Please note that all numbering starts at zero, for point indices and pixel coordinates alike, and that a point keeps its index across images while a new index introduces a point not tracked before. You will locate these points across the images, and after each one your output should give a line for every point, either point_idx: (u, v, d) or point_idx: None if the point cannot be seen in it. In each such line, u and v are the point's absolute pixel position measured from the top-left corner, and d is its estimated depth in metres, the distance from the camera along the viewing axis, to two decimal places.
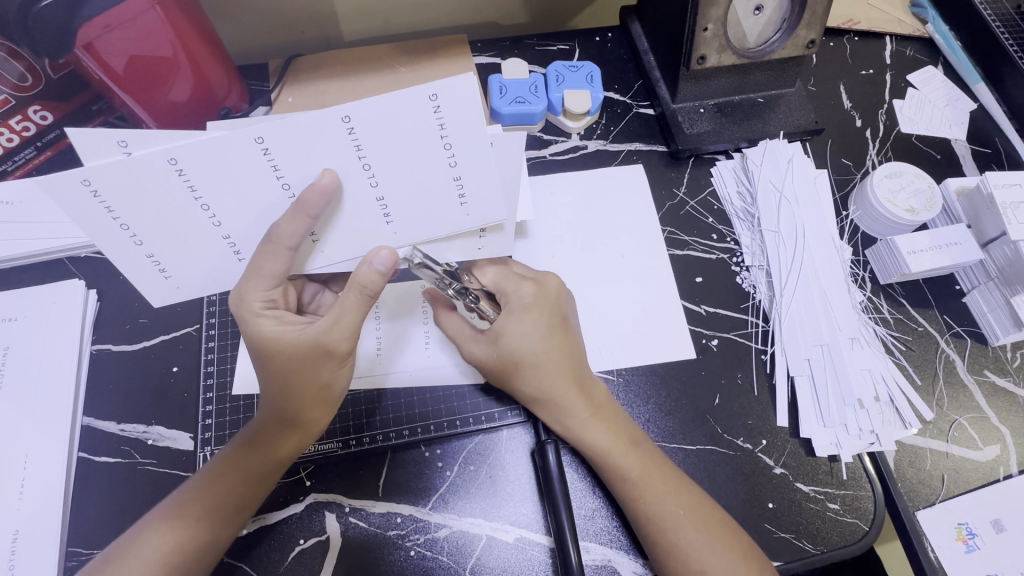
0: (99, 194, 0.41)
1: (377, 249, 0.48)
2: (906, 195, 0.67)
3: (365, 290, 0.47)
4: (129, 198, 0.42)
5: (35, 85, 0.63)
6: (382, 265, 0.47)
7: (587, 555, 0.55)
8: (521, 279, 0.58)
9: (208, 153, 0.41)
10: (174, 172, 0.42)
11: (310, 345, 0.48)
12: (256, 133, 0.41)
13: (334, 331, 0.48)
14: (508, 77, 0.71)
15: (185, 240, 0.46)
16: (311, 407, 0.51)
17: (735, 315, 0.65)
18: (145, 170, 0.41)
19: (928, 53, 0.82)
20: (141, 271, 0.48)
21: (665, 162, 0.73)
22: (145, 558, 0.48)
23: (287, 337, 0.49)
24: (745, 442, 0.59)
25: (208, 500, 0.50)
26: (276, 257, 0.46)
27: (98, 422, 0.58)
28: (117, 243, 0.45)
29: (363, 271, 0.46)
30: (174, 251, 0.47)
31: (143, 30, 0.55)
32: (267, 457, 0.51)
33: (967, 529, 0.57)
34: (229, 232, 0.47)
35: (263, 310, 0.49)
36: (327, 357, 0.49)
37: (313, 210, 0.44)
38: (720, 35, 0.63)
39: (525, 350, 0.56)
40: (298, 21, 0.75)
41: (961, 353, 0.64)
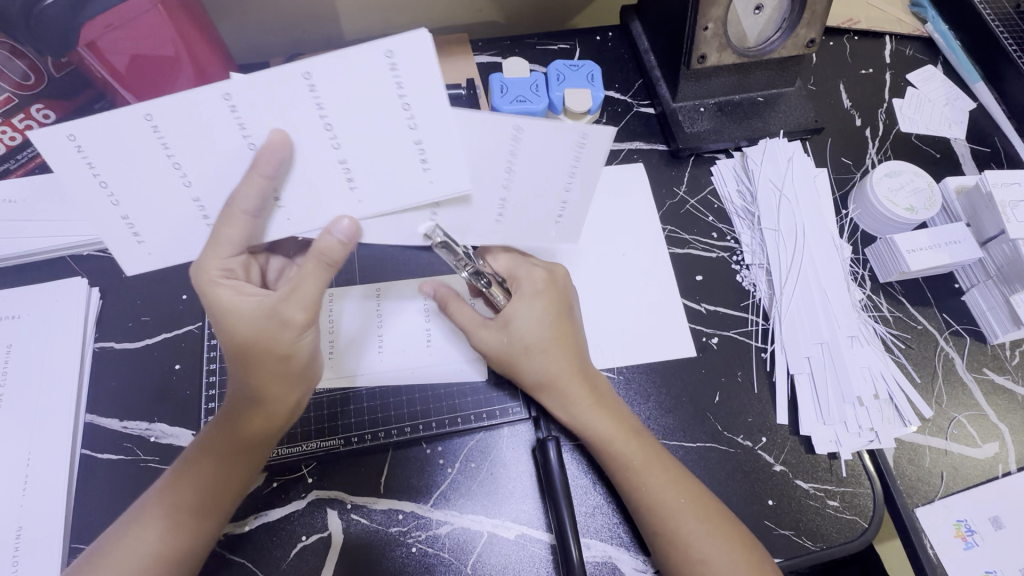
0: (80, 147, 0.44)
1: (337, 219, 0.47)
2: (906, 194, 0.67)
3: (324, 259, 0.46)
4: (105, 150, 0.44)
5: (36, 84, 0.64)
6: (343, 234, 0.47)
7: (588, 551, 0.55)
8: (533, 267, 0.59)
9: (183, 109, 0.44)
10: (149, 127, 0.44)
11: (264, 317, 0.48)
12: (303, 69, 0.43)
13: (291, 300, 0.47)
14: (508, 77, 0.71)
15: (153, 199, 0.47)
16: (274, 384, 0.50)
17: (735, 313, 0.66)
18: (123, 123, 0.43)
19: (927, 53, 0.83)
20: (116, 234, 0.48)
21: (665, 161, 0.73)
22: (127, 552, 0.48)
23: (241, 308, 0.48)
24: (745, 439, 0.60)
25: (186, 489, 0.50)
26: (231, 221, 0.46)
27: (101, 420, 0.58)
28: (95, 203, 0.46)
29: (323, 241, 0.46)
30: (145, 213, 0.48)
31: (145, 28, 0.55)
32: (235, 436, 0.51)
33: (966, 526, 0.58)
34: (199, 194, 0.47)
35: (220, 278, 0.48)
36: (283, 327, 0.48)
37: (268, 170, 0.44)
38: (720, 34, 0.64)
39: (535, 336, 0.56)
40: (299, 20, 0.75)
41: (960, 352, 0.65)
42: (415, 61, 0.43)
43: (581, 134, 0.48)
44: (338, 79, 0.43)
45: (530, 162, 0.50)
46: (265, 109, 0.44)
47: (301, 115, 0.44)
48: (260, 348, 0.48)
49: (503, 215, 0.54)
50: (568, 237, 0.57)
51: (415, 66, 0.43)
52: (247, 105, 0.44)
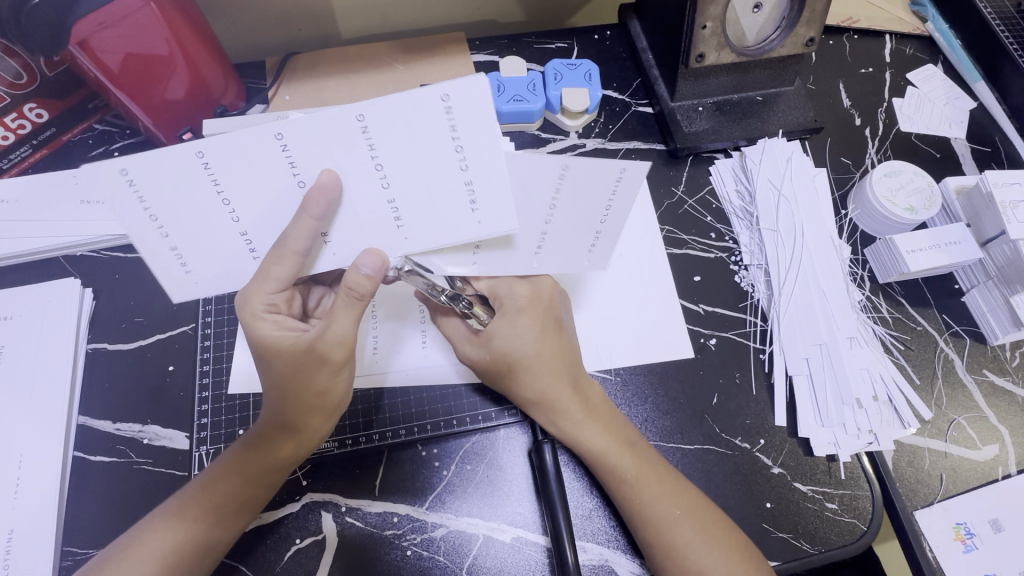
0: (134, 184, 0.41)
1: (365, 252, 0.46)
2: (906, 194, 0.66)
3: (353, 293, 0.46)
4: (160, 191, 0.42)
5: (29, 83, 0.63)
6: (369, 269, 0.45)
7: (584, 554, 0.54)
8: (516, 281, 0.57)
9: (231, 147, 0.41)
10: (200, 165, 0.42)
11: (306, 352, 0.48)
12: (357, 111, 0.41)
13: (328, 337, 0.47)
14: (506, 76, 0.71)
15: (204, 233, 0.45)
16: (310, 413, 0.51)
17: (733, 314, 0.65)
18: (174, 162, 0.41)
19: (927, 52, 0.82)
20: (161, 264, 0.46)
21: (663, 160, 0.73)
22: (139, 559, 0.48)
23: (283, 342, 0.48)
24: (743, 442, 0.59)
25: (206, 503, 0.50)
26: (281, 260, 0.45)
27: (94, 422, 0.57)
28: (144, 236, 0.44)
29: (349, 277, 0.45)
30: (196, 244, 0.46)
31: (138, 27, 0.55)
32: (266, 460, 0.51)
33: (965, 528, 0.57)
34: (247, 229, 0.46)
35: (264, 313, 0.48)
36: (321, 363, 0.48)
37: (315, 213, 0.43)
38: (718, 33, 0.63)
39: (520, 352, 0.55)
40: (295, 19, 0.75)
41: (959, 353, 0.64)
42: (470, 103, 0.41)
43: (619, 169, 0.48)
44: (387, 119, 0.41)
45: (570, 196, 0.50)
46: (314, 149, 0.42)
47: (351, 150, 0.43)
48: (294, 374, 0.49)
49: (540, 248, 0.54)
50: (598, 264, 0.56)
51: (467, 108, 0.41)
52: (299, 145, 0.42)
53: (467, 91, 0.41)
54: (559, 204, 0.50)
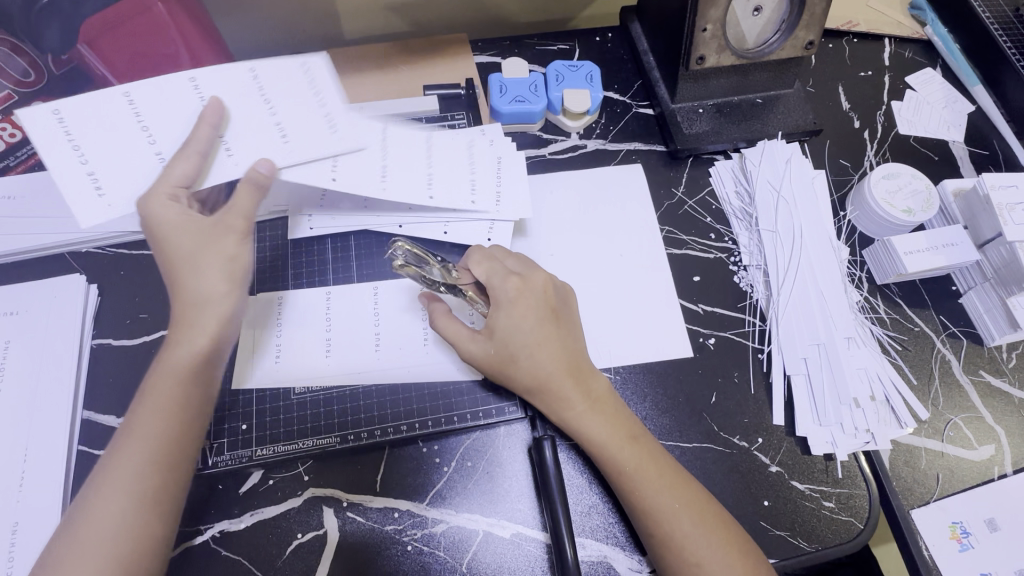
0: (63, 121, 0.53)
1: (257, 161, 0.55)
2: (904, 196, 0.67)
3: (248, 186, 0.54)
4: (83, 121, 0.54)
5: (38, 80, 0.63)
6: (265, 170, 0.54)
7: (583, 551, 0.55)
8: (508, 275, 0.58)
9: (156, 93, 0.56)
10: (126, 104, 0.55)
11: (210, 227, 0.52)
12: (302, 60, 0.60)
13: (229, 220, 0.53)
14: (508, 77, 0.72)
15: (116, 154, 0.54)
16: (212, 279, 0.52)
17: (732, 314, 0.66)
18: (101, 105, 0.54)
19: (926, 55, 0.83)
20: (76, 192, 0.53)
21: (664, 162, 0.73)
22: (93, 510, 0.46)
23: (183, 224, 0.51)
24: (740, 440, 0.60)
25: (146, 428, 0.49)
26: (182, 160, 0.52)
27: (98, 416, 0.58)
28: (67, 164, 0.53)
29: (248, 175, 0.54)
30: (112, 170, 0.54)
31: (146, 26, 0.55)
32: (189, 354, 0.51)
33: (961, 527, 0.58)
34: (161, 149, 0.55)
35: (164, 204, 0.51)
36: (218, 228, 0.53)
37: (213, 121, 0.54)
38: (719, 35, 0.64)
39: (520, 341, 0.56)
40: (300, 19, 0.76)
41: (957, 354, 0.65)
42: (324, 74, 0.60)
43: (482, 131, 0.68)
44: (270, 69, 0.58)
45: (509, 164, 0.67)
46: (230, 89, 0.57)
47: (268, 93, 0.58)
48: (184, 273, 0.52)
49: None
50: None
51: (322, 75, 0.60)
52: (269, 79, 0.58)
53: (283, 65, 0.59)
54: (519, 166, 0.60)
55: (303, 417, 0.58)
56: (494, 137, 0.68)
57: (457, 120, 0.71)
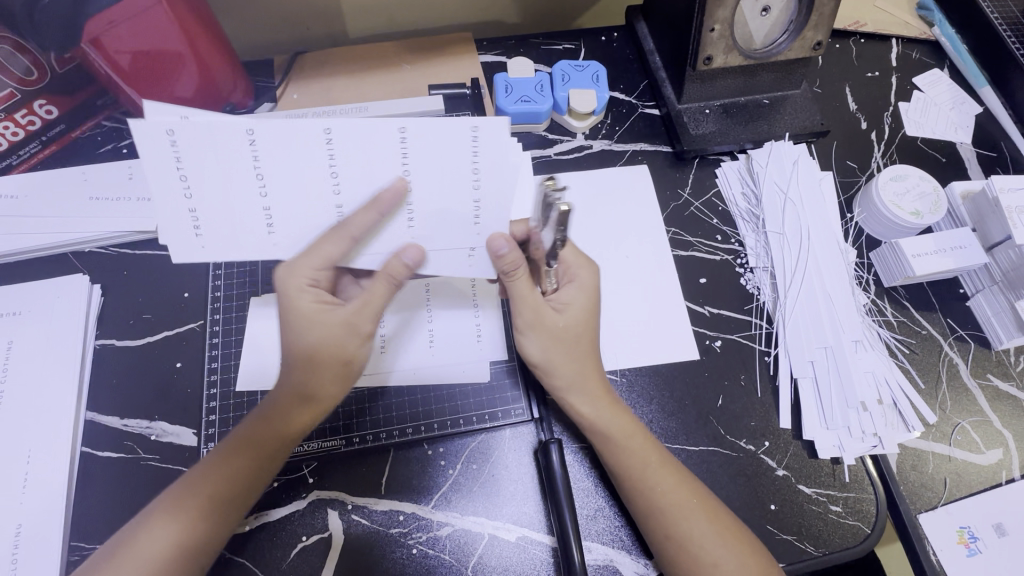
0: (98, 144, 0.42)
1: (405, 246, 0.49)
2: (912, 198, 0.67)
3: (393, 281, 0.49)
4: (201, 150, 0.43)
5: (40, 79, 0.62)
6: (410, 259, 0.48)
7: (589, 554, 0.55)
8: (582, 258, 0.57)
9: (284, 137, 0.43)
10: (246, 140, 0.43)
11: (342, 329, 0.50)
12: (399, 124, 0.44)
13: (362, 316, 0.50)
14: (513, 76, 0.71)
15: (226, 201, 0.45)
16: (329, 381, 0.51)
17: (738, 316, 0.65)
18: (224, 135, 0.43)
19: (933, 56, 0.82)
20: (131, 234, 0.46)
21: (669, 163, 0.73)
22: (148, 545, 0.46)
23: (317, 316, 0.49)
24: (747, 443, 0.59)
25: (220, 477, 0.49)
26: (336, 239, 0.46)
27: (102, 418, 0.58)
28: (167, 194, 0.44)
29: (390, 264, 0.48)
30: (219, 211, 0.46)
31: (150, 25, 0.55)
32: (281, 429, 0.51)
33: (969, 532, 0.58)
34: (271, 204, 0.46)
35: (305, 288, 0.49)
36: (351, 337, 0.50)
37: (385, 208, 0.45)
38: (726, 36, 0.63)
39: (583, 324, 0.55)
40: (304, 18, 0.75)
41: (964, 357, 0.64)
42: (497, 144, 0.45)
43: None
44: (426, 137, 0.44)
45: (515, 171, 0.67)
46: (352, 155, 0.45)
47: (384, 161, 0.45)
48: (305, 367, 0.50)
49: None
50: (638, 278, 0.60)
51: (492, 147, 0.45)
52: (348, 142, 0.44)
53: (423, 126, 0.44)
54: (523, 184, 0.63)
55: None
56: None
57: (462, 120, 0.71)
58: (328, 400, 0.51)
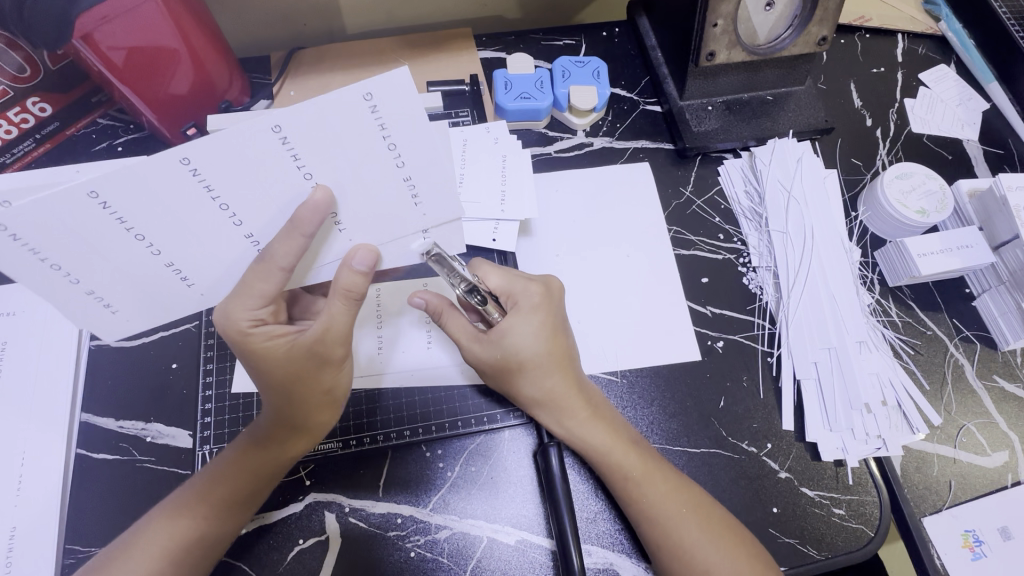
0: (21, 239, 0.37)
1: (354, 248, 0.46)
2: (918, 196, 0.65)
3: (350, 295, 0.46)
4: (53, 236, 0.37)
5: (33, 77, 0.61)
6: (362, 264, 0.46)
7: (589, 558, 0.54)
8: (529, 281, 0.56)
9: (137, 187, 0.37)
10: (97, 205, 0.37)
11: (307, 355, 0.48)
12: (363, 91, 0.35)
13: (326, 338, 0.48)
14: (513, 73, 0.70)
15: (119, 268, 0.42)
16: (318, 410, 0.51)
17: (741, 317, 0.64)
18: (68, 208, 0.36)
19: (939, 51, 0.81)
20: (85, 309, 0.44)
21: (671, 161, 0.72)
22: (143, 555, 0.47)
23: (281, 355, 0.47)
24: (749, 445, 0.59)
25: (212, 498, 0.49)
26: (266, 275, 0.44)
27: (97, 419, 0.57)
28: (132, 257, 0.41)
29: (345, 274, 0.45)
30: (113, 281, 0.43)
31: (142, 21, 0.54)
32: (273, 456, 0.51)
33: (974, 536, 0.57)
34: (171, 258, 0.43)
35: (252, 329, 0.46)
36: (324, 364, 0.49)
37: (308, 228, 0.41)
38: (729, 31, 0.62)
39: (529, 350, 0.54)
40: (301, 15, 0.74)
41: (970, 358, 0.63)
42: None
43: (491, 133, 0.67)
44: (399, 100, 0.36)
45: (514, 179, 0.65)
46: (322, 145, 0.38)
47: (358, 133, 0.38)
48: (290, 393, 0.49)
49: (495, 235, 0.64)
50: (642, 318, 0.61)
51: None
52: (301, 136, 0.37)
53: (392, 87, 0.36)
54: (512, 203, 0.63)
55: None
56: (499, 134, 0.67)
57: (461, 117, 0.70)
58: (319, 428, 0.52)
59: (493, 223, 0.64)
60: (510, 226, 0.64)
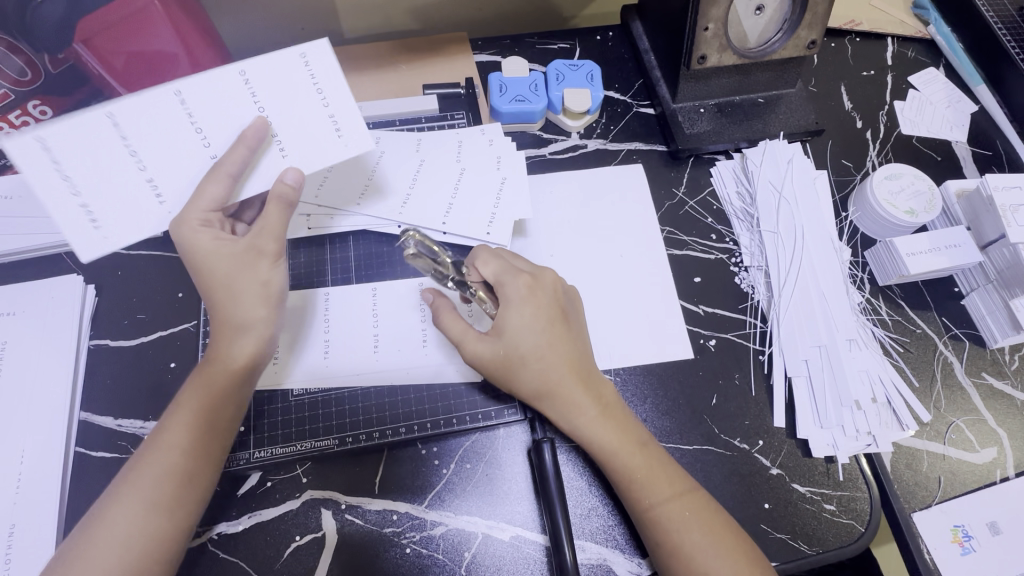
0: (42, 142, 0.47)
1: (285, 169, 0.52)
2: (906, 196, 0.67)
3: (284, 199, 0.51)
4: (73, 148, 0.48)
5: (34, 80, 0.62)
6: (292, 181, 0.51)
7: (583, 554, 0.55)
8: (519, 273, 0.57)
9: (140, 108, 0.49)
10: (110, 124, 0.49)
11: (237, 255, 0.50)
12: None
13: (261, 237, 0.50)
14: (508, 76, 0.71)
15: (116, 184, 0.49)
16: (242, 334, 0.50)
17: (733, 315, 0.65)
18: (84, 123, 0.48)
19: (929, 55, 0.82)
20: (73, 219, 0.48)
21: (665, 162, 0.73)
22: (101, 539, 0.46)
23: (222, 251, 0.49)
24: (742, 442, 0.59)
25: (159, 456, 0.48)
26: (216, 180, 0.49)
27: (96, 418, 0.58)
28: (122, 168, 0.49)
29: (278, 187, 0.50)
30: (108, 198, 0.49)
31: (143, 24, 0.55)
32: (204, 394, 0.50)
33: (963, 531, 0.57)
34: (153, 174, 0.50)
35: (197, 230, 0.49)
36: (256, 259, 0.50)
37: (252, 141, 0.50)
38: (720, 34, 0.63)
39: (529, 346, 0.55)
40: (298, 18, 0.75)
41: (959, 356, 0.64)
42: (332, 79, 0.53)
43: (481, 131, 0.69)
44: None
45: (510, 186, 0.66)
46: None
47: None
48: (223, 300, 0.50)
49: (490, 230, 0.64)
50: (648, 334, 0.64)
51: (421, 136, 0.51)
52: None
53: None
54: (501, 207, 0.65)
55: (300, 417, 0.58)
56: (494, 137, 0.68)
57: (457, 120, 0.71)
58: (244, 357, 0.50)
59: (489, 217, 0.64)
60: (504, 227, 0.64)
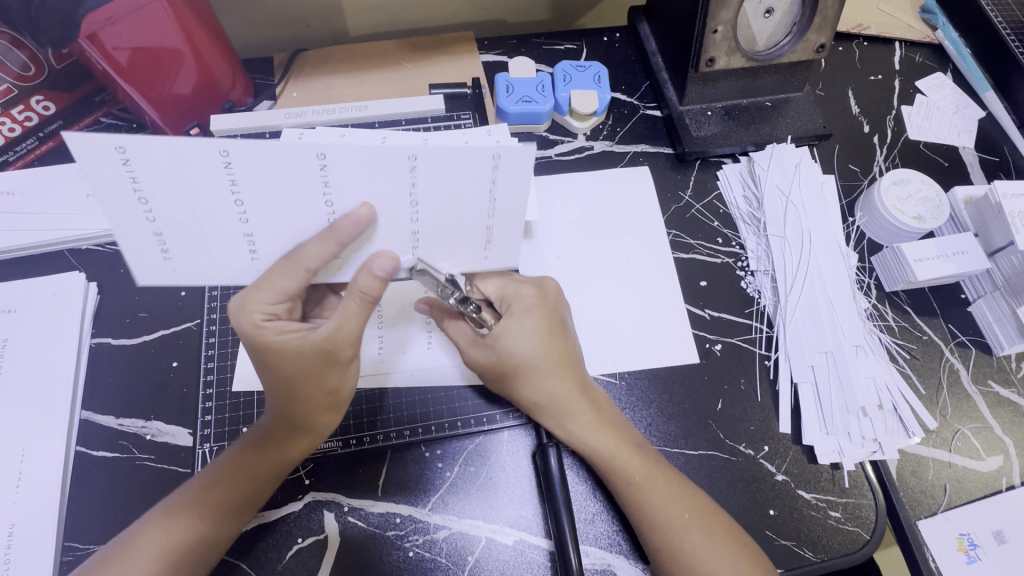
0: (130, 163, 0.39)
1: (377, 254, 0.47)
2: (914, 202, 0.66)
3: (366, 296, 0.46)
4: (159, 177, 0.40)
5: (37, 75, 0.63)
6: (382, 270, 0.46)
7: (587, 559, 0.54)
8: (522, 284, 0.57)
9: (266, 160, 0.40)
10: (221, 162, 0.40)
11: (314, 352, 0.48)
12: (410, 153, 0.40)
13: (339, 336, 0.48)
14: (514, 76, 0.70)
15: (201, 224, 0.43)
16: (320, 412, 0.51)
17: (738, 320, 0.65)
18: (194, 154, 0.39)
19: (937, 60, 0.82)
20: (144, 246, 0.44)
21: (671, 164, 0.72)
22: (141, 554, 0.47)
23: (301, 355, 0.48)
24: (746, 448, 0.59)
25: (215, 500, 0.49)
26: (291, 273, 0.45)
27: (97, 417, 0.57)
28: (223, 218, 0.43)
29: (365, 279, 0.46)
30: (187, 235, 0.44)
31: (150, 22, 0.55)
32: (271, 457, 0.51)
33: (968, 539, 0.57)
34: (253, 230, 0.45)
35: (263, 323, 0.48)
36: (332, 362, 0.49)
37: (343, 237, 0.44)
38: (729, 37, 0.63)
39: (526, 353, 0.55)
40: (304, 16, 0.75)
41: (965, 363, 0.64)
42: (515, 171, 0.43)
43: (487, 130, 0.65)
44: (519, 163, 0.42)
45: None
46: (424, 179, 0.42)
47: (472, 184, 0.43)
48: (284, 372, 0.48)
49: None
50: (653, 337, 0.63)
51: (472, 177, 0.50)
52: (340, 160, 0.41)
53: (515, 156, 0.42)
54: None
55: None
56: (500, 138, 0.64)
57: (463, 120, 0.70)
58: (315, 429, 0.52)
59: None
60: None
